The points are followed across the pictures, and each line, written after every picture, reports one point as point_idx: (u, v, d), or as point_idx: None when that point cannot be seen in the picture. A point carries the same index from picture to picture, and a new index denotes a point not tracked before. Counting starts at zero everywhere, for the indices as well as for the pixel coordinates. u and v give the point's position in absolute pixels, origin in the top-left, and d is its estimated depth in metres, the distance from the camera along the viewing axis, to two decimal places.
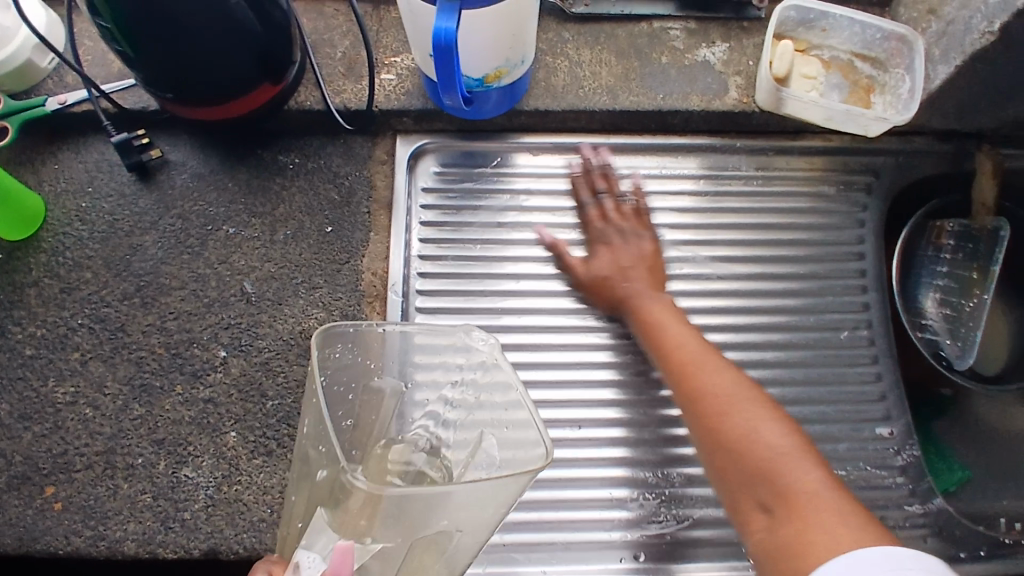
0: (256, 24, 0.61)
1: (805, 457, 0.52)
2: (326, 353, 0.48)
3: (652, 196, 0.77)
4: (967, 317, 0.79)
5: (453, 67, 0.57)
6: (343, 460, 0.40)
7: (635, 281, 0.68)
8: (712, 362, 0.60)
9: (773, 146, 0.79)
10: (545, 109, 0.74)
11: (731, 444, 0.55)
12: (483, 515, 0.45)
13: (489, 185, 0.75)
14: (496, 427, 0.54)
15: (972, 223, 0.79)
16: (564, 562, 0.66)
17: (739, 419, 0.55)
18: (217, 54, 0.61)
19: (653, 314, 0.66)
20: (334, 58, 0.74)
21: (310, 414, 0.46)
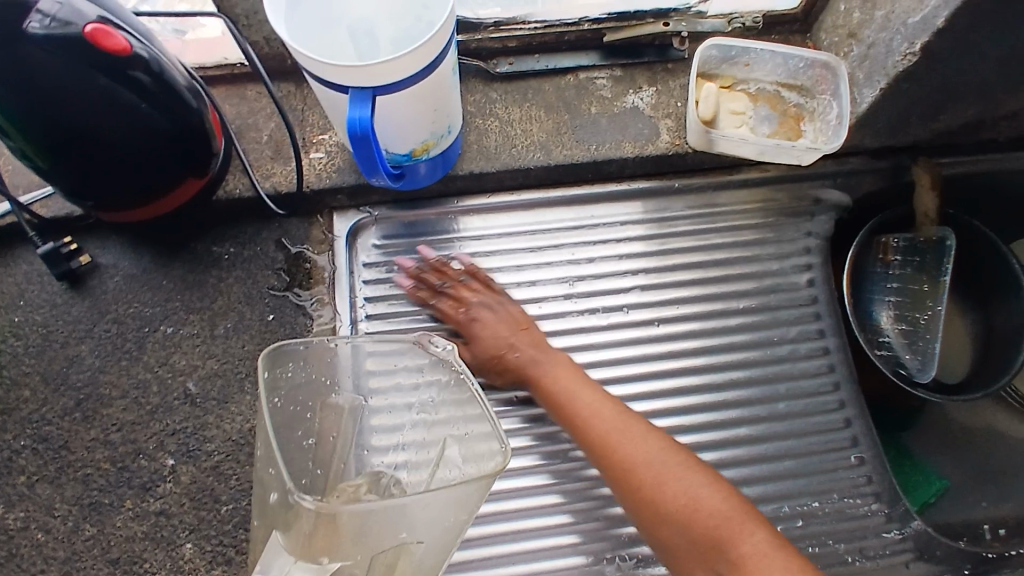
0: (176, 126, 0.61)
1: (708, 479, 0.58)
2: (278, 372, 0.51)
3: (598, 247, 0.76)
4: (924, 329, 0.79)
5: (375, 150, 0.56)
6: (289, 482, 0.43)
7: (522, 352, 0.67)
8: (612, 413, 0.63)
9: (712, 182, 0.79)
10: (480, 171, 0.73)
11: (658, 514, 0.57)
12: (446, 524, 0.50)
13: (435, 253, 0.74)
14: (457, 437, 0.58)
15: (917, 236, 0.79)
16: None
17: (651, 465, 0.59)
18: (138, 159, 0.60)
19: (585, 398, 0.64)
20: (260, 142, 0.73)
21: (263, 437, 0.48)
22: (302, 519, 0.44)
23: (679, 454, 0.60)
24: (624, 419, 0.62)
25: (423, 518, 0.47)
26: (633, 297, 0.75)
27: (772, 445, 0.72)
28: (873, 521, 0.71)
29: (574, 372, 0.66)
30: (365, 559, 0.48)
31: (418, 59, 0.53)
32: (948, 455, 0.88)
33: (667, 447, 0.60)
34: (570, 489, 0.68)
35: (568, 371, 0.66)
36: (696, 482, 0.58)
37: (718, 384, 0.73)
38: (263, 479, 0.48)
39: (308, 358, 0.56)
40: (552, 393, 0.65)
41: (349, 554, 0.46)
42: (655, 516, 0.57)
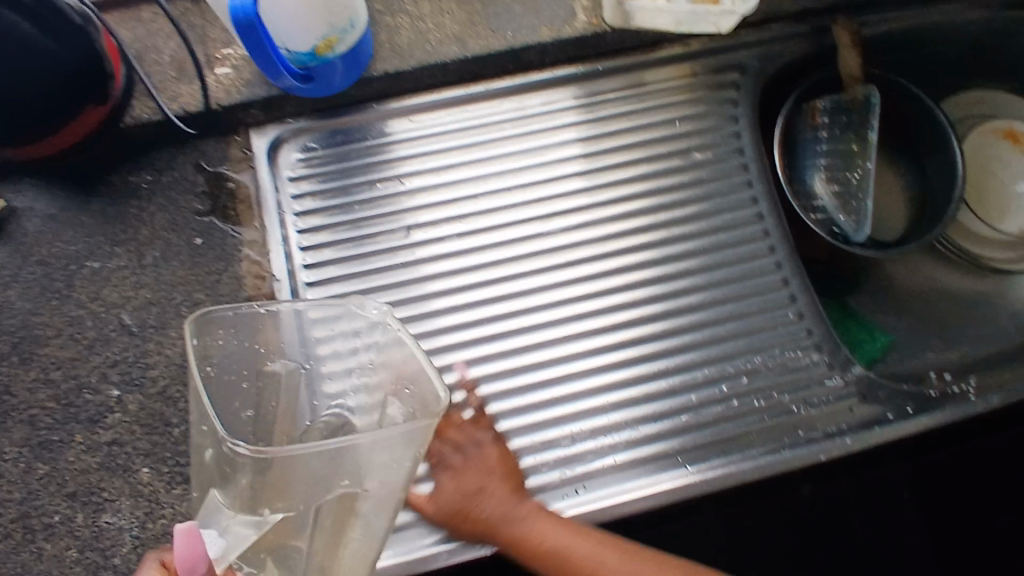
0: (62, 53, 0.58)
1: None
2: (206, 342, 0.47)
3: (527, 139, 0.76)
4: (855, 188, 0.81)
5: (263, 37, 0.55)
6: (221, 430, 0.41)
7: (487, 504, 0.61)
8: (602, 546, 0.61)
9: (635, 63, 0.78)
10: (395, 71, 0.71)
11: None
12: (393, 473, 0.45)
13: (362, 160, 0.73)
14: (397, 390, 0.50)
15: (843, 96, 0.79)
16: None
17: None
18: (30, 92, 0.58)
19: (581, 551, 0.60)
20: (162, 63, 0.70)
21: (195, 403, 0.46)
22: (236, 467, 0.42)
23: None
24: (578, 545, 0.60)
25: (363, 463, 0.43)
26: (568, 184, 0.75)
27: (716, 312, 0.73)
28: (815, 371, 0.73)
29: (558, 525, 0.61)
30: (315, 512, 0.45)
31: None
32: (888, 311, 0.91)
33: None
34: (521, 374, 0.69)
35: (536, 513, 0.61)
36: None
37: (658, 260, 0.74)
38: (200, 440, 0.46)
39: (241, 323, 0.50)
40: (554, 552, 0.60)
41: (290, 504, 0.44)
42: None
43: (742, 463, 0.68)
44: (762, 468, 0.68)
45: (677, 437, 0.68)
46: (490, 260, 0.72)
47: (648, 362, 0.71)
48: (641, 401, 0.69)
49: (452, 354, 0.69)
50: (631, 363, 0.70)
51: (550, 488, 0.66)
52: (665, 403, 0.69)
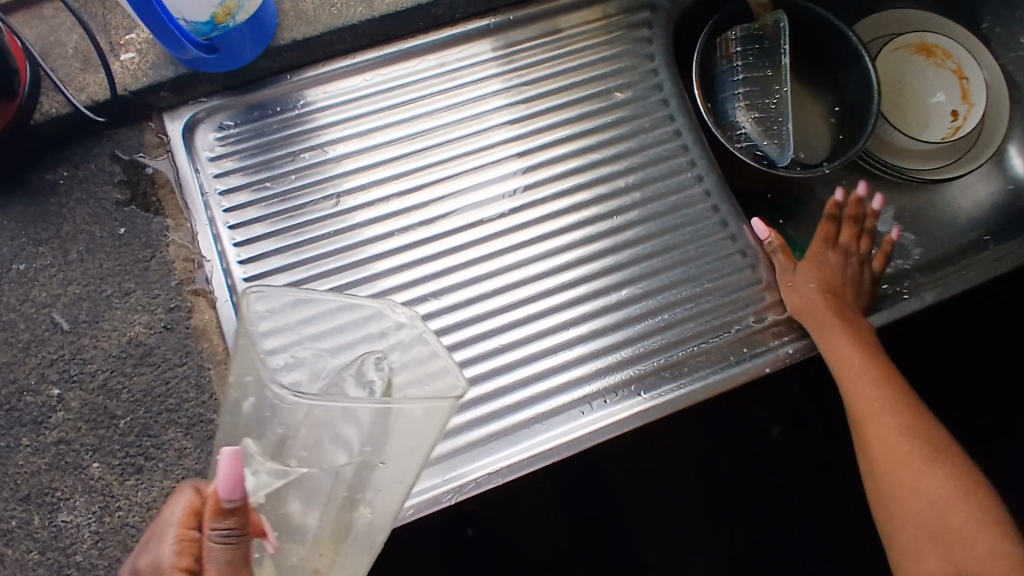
0: None
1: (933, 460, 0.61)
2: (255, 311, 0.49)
3: (447, 95, 0.76)
4: (775, 113, 0.83)
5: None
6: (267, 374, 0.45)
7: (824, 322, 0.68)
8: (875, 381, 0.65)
9: (549, 10, 0.79)
10: (304, 38, 0.70)
11: (865, 441, 0.64)
12: (404, 448, 0.47)
13: (282, 133, 0.72)
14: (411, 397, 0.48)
15: (753, 24, 0.81)
16: (470, 463, 0.65)
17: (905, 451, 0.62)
18: None
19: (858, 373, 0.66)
20: (67, 56, 0.68)
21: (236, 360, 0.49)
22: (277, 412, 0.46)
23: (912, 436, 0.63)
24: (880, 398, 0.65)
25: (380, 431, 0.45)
26: (494, 137, 0.76)
27: (653, 245, 0.74)
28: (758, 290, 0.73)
29: (844, 331, 0.67)
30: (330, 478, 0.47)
31: None
32: None
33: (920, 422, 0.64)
34: (466, 326, 0.70)
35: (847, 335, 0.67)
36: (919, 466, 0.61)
37: (591, 201, 0.75)
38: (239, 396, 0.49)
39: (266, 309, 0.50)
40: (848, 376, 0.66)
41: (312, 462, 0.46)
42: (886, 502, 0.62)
43: (692, 384, 0.69)
44: (709, 388, 0.68)
45: (625, 369, 0.69)
46: (423, 218, 0.73)
47: (591, 303, 0.71)
48: (588, 339, 0.70)
49: None
50: (573, 304, 0.71)
51: (504, 433, 0.67)
52: (612, 337, 0.70)
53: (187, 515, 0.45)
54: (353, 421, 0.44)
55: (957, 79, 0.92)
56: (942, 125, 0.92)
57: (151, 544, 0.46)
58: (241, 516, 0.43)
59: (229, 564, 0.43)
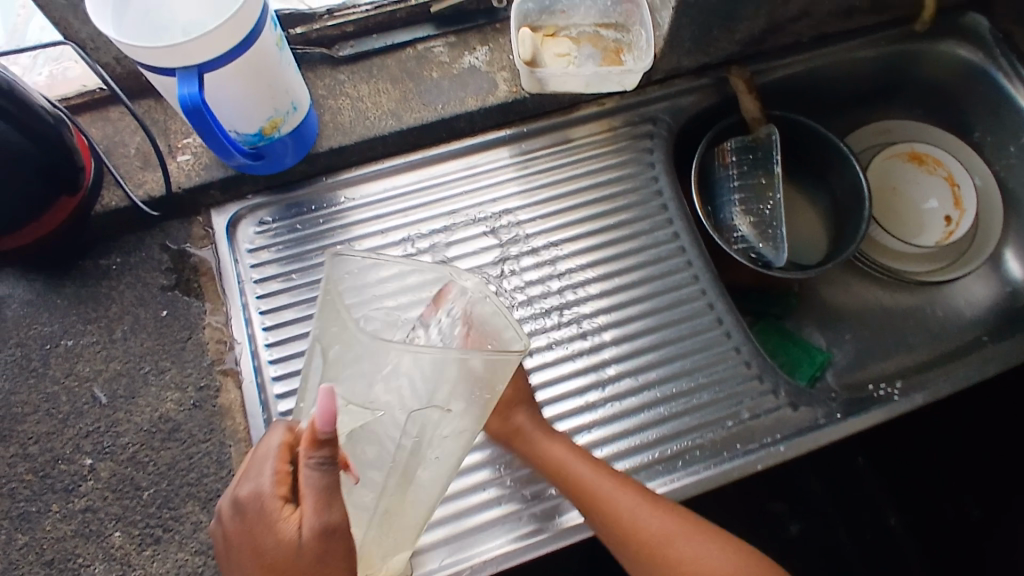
0: (45, 152, 0.66)
1: (675, 524, 0.62)
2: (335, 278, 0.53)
3: (464, 196, 0.83)
4: (769, 217, 0.89)
5: (214, 126, 0.60)
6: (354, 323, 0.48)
7: (525, 423, 0.68)
8: (589, 466, 0.65)
9: (560, 123, 0.87)
10: (339, 146, 0.79)
11: (637, 547, 0.62)
12: (476, 392, 0.50)
13: (318, 227, 0.80)
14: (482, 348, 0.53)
15: (747, 136, 0.89)
16: (519, 529, 0.69)
17: (644, 523, 0.62)
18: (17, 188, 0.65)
19: (568, 463, 0.66)
20: (129, 156, 0.77)
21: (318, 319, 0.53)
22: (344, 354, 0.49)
23: (644, 504, 0.63)
24: (603, 476, 0.65)
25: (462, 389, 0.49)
26: (505, 234, 0.82)
27: (652, 338, 0.78)
28: (754, 385, 0.76)
29: (562, 456, 0.66)
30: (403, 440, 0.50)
31: (239, 28, 0.57)
32: (825, 330, 0.97)
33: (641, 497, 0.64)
34: None
35: (542, 433, 0.68)
36: (667, 532, 0.62)
37: (594, 295, 0.80)
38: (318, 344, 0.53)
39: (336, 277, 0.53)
40: (560, 474, 0.66)
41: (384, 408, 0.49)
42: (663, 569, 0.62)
43: (686, 478, 0.71)
44: (703, 483, 0.71)
45: (624, 460, 0.72)
46: None
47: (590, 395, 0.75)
48: (590, 426, 0.73)
49: None
50: (575, 395, 0.75)
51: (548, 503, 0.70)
52: (611, 427, 0.73)
53: (281, 449, 0.52)
54: (431, 372, 0.47)
55: (949, 185, 0.97)
56: (936, 228, 0.96)
57: (252, 474, 0.52)
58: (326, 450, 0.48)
59: (316, 501, 0.48)
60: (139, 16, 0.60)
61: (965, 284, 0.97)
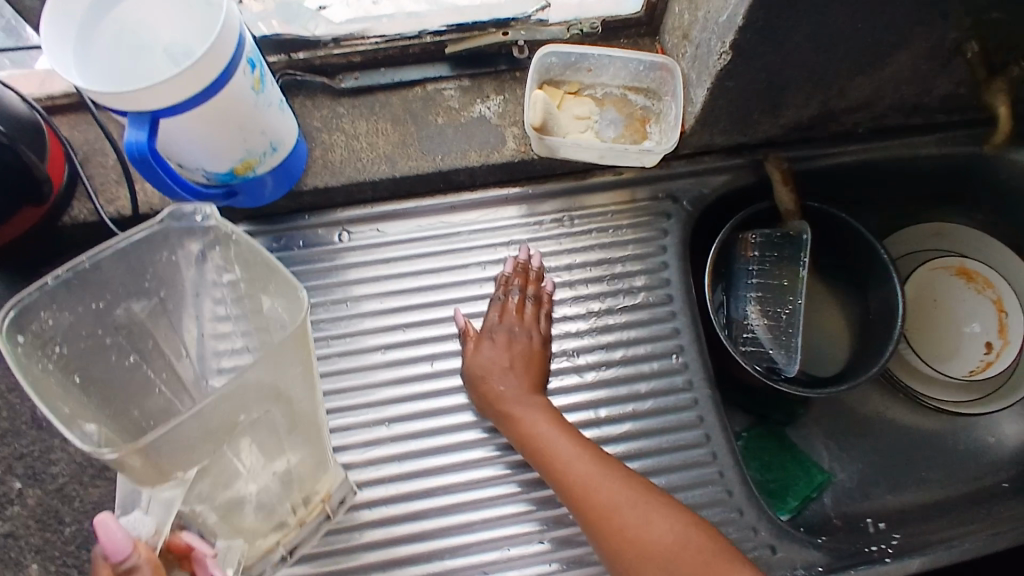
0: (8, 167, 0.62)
1: (635, 495, 0.61)
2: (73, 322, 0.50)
3: (453, 254, 0.77)
4: (787, 324, 0.79)
5: (159, 169, 0.57)
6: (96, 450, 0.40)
7: (506, 384, 0.68)
8: (556, 429, 0.65)
9: (570, 187, 0.80)
10: (326, 186, 0.73)
11: (597, 517, 0.60)
12: (299, 359, 0.46)
13: (299, 267, 0.76)
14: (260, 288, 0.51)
15: (776, 230, 0.80)
16: None
17: (604, 496, 0.61)
18: None
19: (537, 427, 0.65)
20: (106, 166, 0.74)
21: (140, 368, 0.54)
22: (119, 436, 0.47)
23: (604, 469, 0.62)
24: (565, 439, 0.64)
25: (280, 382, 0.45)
26: (490, 303, 0.76)
27: (626, 446, 0.72)
28: (731, 515, 0.70)
29: (539, 419, 0.66)
30: (252, 460, 0.49)
31: (200, 76, 0.53)
32: (831, 444, 0.86)
33: (603, 463, 0.63)
34: (417, 499, 0.69)
35: (524, 396, 0.67)
36: (623, 502, 0.60)
37: (574, 385, 0.74)
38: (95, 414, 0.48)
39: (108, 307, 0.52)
40: (531, 438, 0.65)
41: (198, 460, 0.44)
42: (617, 542, 0.59)
43: None
44: None
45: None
46: (403, 375, 0.73)
47: (546, 500, 0.69)
48: (533, 539, 0.68)
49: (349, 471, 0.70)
50: (530, 497, 0.69)
51: None
52: (565, 539, 0.68)
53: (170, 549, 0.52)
54: (237, 393, 0.42)
55: (995, 310, 0.87)
56: (972, 356, 0.86)
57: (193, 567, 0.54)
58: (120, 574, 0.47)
59: None
60: (113, 29, 0.59)
61: (994, 418, 0.87)
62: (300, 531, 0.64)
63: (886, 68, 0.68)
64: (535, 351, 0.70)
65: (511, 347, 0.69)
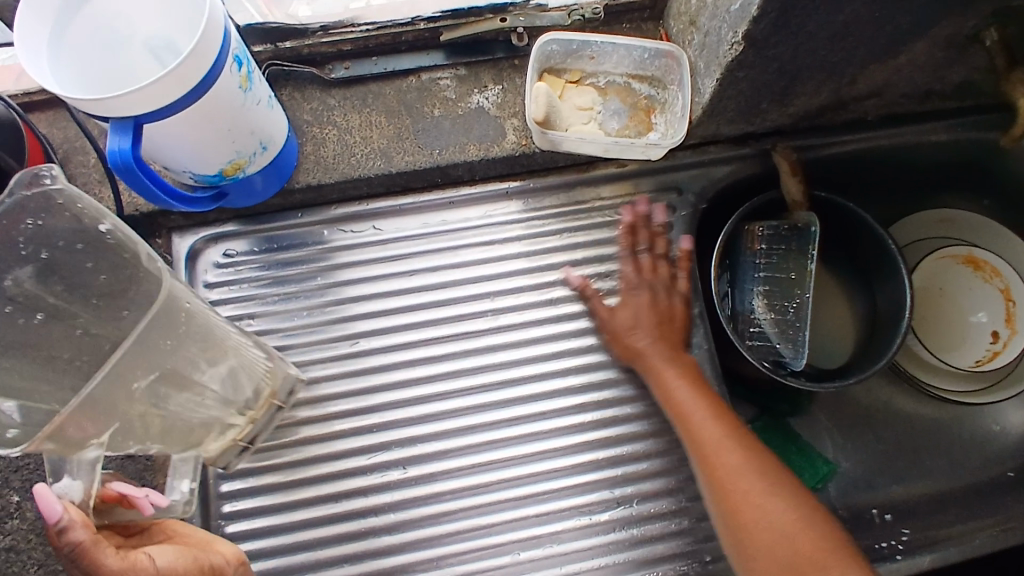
0: None
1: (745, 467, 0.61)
2: None
3: (454, 250, 0.74)
4: (794, 318, 0.78)
5: (147, 178, 0.54)
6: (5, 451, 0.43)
7: (645, 337, 0.69)
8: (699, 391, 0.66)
9: (573, 180, 0.77)
10: (319, 183, 0.71)
11: (723, 486, 0.61)
12: (183, 314, 0.50)
13: (296, 267, 0.73)
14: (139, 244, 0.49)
15: (782, 223, 0.78)
16: None
17: (731, 466, 0.62)
18: None
19: (674, 385, 0.66)
20: (88, 165, 0.71)
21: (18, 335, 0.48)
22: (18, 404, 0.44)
23: (730, 436, 0.63)
24: (697, 401, 0.65)
25: (185, 329, 0.50)
26: (492, 301, 0.73)
27: (637, 447, 0.70)
28: None
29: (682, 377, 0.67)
30: (177, 409, 0.51)
31: (184, 76, 0.49)
32: (837, 435, 0.85)
33: (728, 429, 0.64)
34: (424, 503, 0.67)
35: (672, 364, 0.68)
36: (739, 474, 0.61)
37: (580, 386, 0.71)
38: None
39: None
40: (671, 396, 0.66)
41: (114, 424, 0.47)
42: (734, 516, 0.60)
43: None
44: None
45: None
46: (405, 378, 0.71)
47: (555, 503, 0.68)
48: (545, 542, 0.67)
49: (354, 477, 0.68)
50: (538, 502, 0.68)
51: None
52: (574, 542, 0.67)
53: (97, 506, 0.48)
54: (133, 362, 0.46)
55: (1003, 300, 0.85)
56: (979, 345, 0.85)
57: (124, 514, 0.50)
58: (58, 541, 0.43)
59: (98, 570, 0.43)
60: (89, 23, 0.55)
61: (1001, 407, 0.86)
62: (254, 425, 0.64)
63: (902, 55, 0.65)
64: (680, 312, 0.71)
65: (653, 308, 0.70)
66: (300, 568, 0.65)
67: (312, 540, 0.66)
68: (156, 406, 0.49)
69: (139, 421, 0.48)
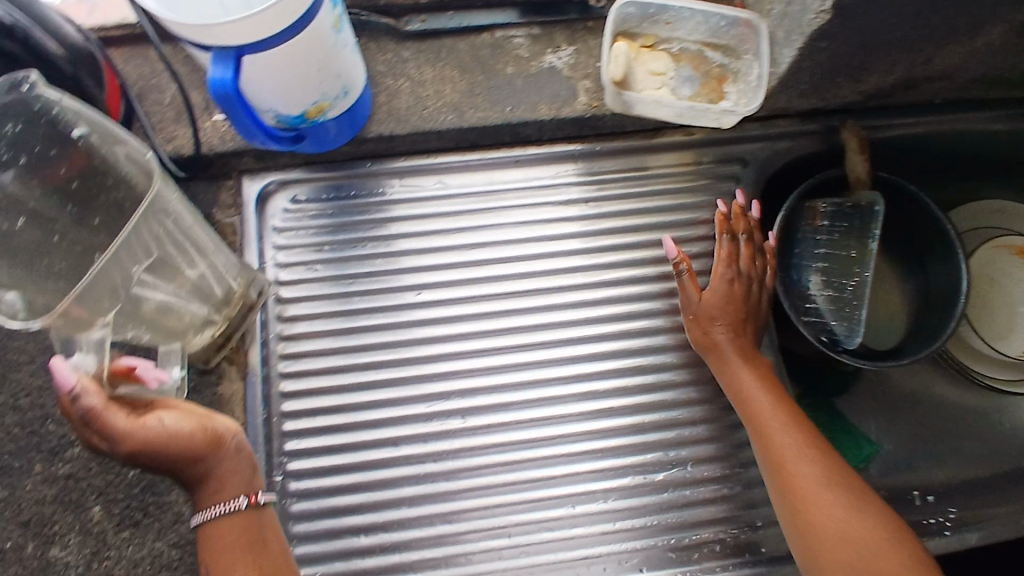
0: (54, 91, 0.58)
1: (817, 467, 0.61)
2: None
3: (517, 209, 0.75)
4: (851, 296, 0.77)
5: (240, 108, 0.55)
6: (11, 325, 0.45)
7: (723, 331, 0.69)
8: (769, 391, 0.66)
9: (637, 146, 0.78)
10: (390, 134, 0.71)
11: (789, 484, 0.61)
12: (172, 199, 0.53)
13: (362, 216, 0.74)
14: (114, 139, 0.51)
15: (846, 199, 0.77)
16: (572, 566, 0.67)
17: (802, 465, 0.61)
18: None
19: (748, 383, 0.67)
20: (162, 104, 0.72)
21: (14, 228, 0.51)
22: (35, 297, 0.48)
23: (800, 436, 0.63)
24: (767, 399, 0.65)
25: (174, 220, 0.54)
26: (553, 261, 0.74)
27: (689, 412, 0.71)
28: None
29: (754, 373, 0.67)
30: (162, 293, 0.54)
31: (287, 9, 0.50)
32: (881, 417, 0.86)
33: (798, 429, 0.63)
34: (478, 453, 0.69)
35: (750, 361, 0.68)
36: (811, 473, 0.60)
37: (635, 349, 0.72)
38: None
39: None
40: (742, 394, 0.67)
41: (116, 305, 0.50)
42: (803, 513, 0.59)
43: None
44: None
45: (638, 538, 0.67)
46: (465, 330, 0.72)
47: (607, 460, 0.69)
48: (597, 497, 0.68)
49: (411, 423, 0.69)
50: (591, 458, 0.69)
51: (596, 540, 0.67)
52: (625, 500, 0.68)
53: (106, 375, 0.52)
54: (132, 249, 0.49)
55: None
56: None
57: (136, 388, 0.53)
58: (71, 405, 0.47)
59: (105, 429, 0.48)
60: None
61: None
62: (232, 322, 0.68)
63: (987, 34, 0.65)
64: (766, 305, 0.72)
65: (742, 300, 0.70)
66: (354, 508, 0.66)
67: (369, 481, 0.67)
68: (147, 289, 0.52)
69: (133, 302, 0.52)
